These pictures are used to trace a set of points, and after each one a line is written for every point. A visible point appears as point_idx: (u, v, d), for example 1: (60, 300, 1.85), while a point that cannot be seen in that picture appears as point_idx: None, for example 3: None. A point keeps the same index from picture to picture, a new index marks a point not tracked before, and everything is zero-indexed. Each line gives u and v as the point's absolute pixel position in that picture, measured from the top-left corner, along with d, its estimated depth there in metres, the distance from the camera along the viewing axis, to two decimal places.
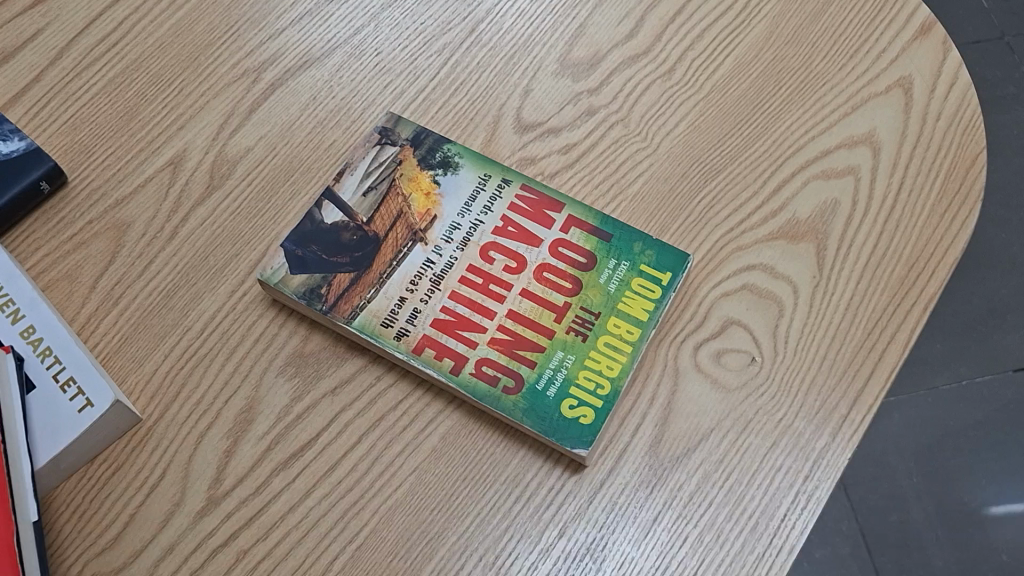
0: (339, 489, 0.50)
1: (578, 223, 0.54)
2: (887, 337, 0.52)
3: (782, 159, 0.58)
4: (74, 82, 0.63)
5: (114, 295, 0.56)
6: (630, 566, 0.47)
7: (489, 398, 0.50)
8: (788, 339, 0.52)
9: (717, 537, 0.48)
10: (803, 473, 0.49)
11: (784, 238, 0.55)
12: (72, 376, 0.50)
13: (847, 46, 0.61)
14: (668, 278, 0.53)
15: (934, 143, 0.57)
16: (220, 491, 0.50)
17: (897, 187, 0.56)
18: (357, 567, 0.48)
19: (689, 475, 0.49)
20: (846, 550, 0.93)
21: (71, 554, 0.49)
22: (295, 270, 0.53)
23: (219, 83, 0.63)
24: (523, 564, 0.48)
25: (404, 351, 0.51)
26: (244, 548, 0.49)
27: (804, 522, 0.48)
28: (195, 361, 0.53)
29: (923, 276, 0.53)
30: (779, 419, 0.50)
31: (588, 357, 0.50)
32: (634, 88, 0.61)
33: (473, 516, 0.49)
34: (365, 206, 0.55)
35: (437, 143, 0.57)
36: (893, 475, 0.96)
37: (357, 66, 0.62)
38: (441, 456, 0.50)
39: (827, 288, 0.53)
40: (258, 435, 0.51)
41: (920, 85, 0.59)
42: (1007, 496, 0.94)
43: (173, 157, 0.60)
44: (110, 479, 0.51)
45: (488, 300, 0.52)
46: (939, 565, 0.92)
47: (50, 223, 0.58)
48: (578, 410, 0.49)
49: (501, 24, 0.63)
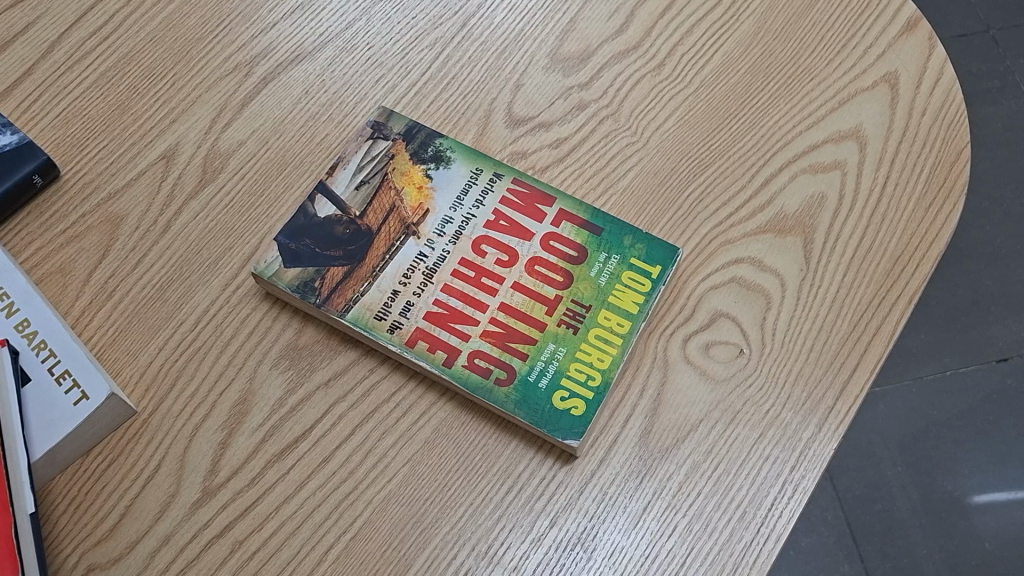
0: (333, 480, 0.50)
1: (569, 217, 0.55)
2: (873, 329, 0.53)
3: (770, 153, 0.58)
4: (66, 75, 0.63)
5: (108, 289, 0.56)
6: (620, 554, 0.48)
7: (481, 390, 0.50)
8: (775, 331, 0.53)
9: (706, 526, 0.48)
10: (790, 464, 0.50)
11: (772, 232, 0.56)
12: (67, 369, 0.50)
13: (835, 42, 0.62)
14: (658, 271, 0.53)
15: (920, 137, 0.58)
16: (215, 483, 0.50)
17: (883, 182, 0.57)
18: (350, 557, 0.49)
19: (678, 466, 0.50)
20: (832, 539, 0.94)
21: (68, 546, 0.49)
22: (288, 263, 0.53)
23: (211, 77, 0.63)
24: (515, 553, 0.48)
25: (397, 344, 0.51)
26: (240, 539, 0.49)
27: (791, 512, 0.49)
28: (190, 354, 0.54)
29: (909, 269, 0.54)
30: (767, 410, 0.51)
31: (579, 349, 0.51)
32: (623, 83, 0.61)
33: (467, 507, 0.50)
34: (358, 200, 0.56)
35: (429, 137, 0.58)
36: (878, 465, 0.97)
37: (349, 61, 0.63)
38: (434, 447, 0.51)
39: (815, 280, 0.54)
40: (253, 427, 0.52)
41: (906, 80, 0.60)
42: (989, 486, 0.96)
43: (166, 151, 0.60)
44: (106, 472, 0.51)
45: (480, 293, 0.53)
46: (924, 553, 0.94)
47: (43, 217, 0.58)
48: (569, 401, 0.49)
49: (492, 19, 0.64)
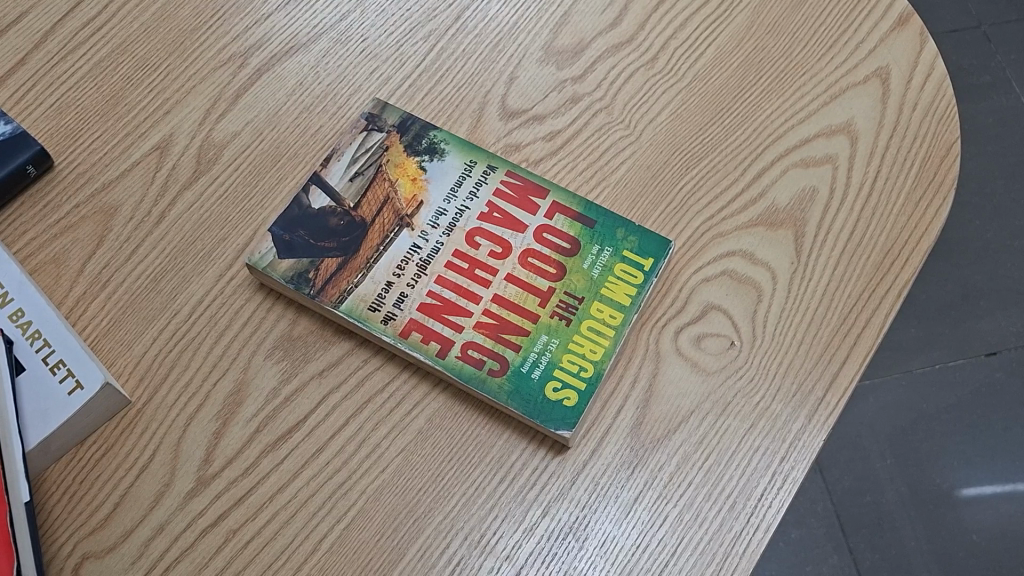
0: (327, 471, 0.50)
1: (562, 209, 0.55)
2: (863, 321, 0.53)
3: (762, 147, 0.59)
4: (60, 65, 0.63)
5: (102, 279, 0.56)
6: (612, 544, 0.49)
7: (475, 381, 0.50)
8: (766, 323, 0.53)
9: (696, 516, 0.49)
10: (780, 454, 0.50)
11: (764, 225, 0.56)
12: (61, 359, 0.51)
13: (827, 36, 0.62)
14: (650, 263, 0.54)
15: (910, 132, 0.59)
16: (210, 473, 0.51)
17: (873, 176, 0.57)
18: (344, 546, 0.49)
19: (669, 456, 0.50)
20: (821, 530, 0.95)
21: (63, 534, 0.49)
22: (282, 254, 0.53)
23: (205, 67, 0.63)
24: (507, 543, 0.49)
25: (391, 335, 0.52)
26: (234, 528, 0.49)
27: (781, 502, 0.49)
28: (184, 345, 0.54)
29: (898, 263, 0.55)
30: (757, 402, 0.52)
31: (572, 341, 0.51)
32: (617, 76, 0.61)
33: (459, 496, 0.50)
34: (352, 191, 0.56)
35: (423, 129, 0.58)
36: (868, 457, 0.98)
37: (343, 52, 0.63)
38: (427, 438, 0.51)
39: (805, 273, 0.55)
40: (247, 417, 0.52)
41: (897, 75, 0.60)
42: (977, 478, 0.97)
43: (160, 142, 0.60)
44: (100, 461, 0.51)
45: (474, 285, 0.53)
46: (911, 544, 0.94)
47: (37, 208, 0.58)
48: (562, 393, 0.50)
49: (486, 12, 0.64)
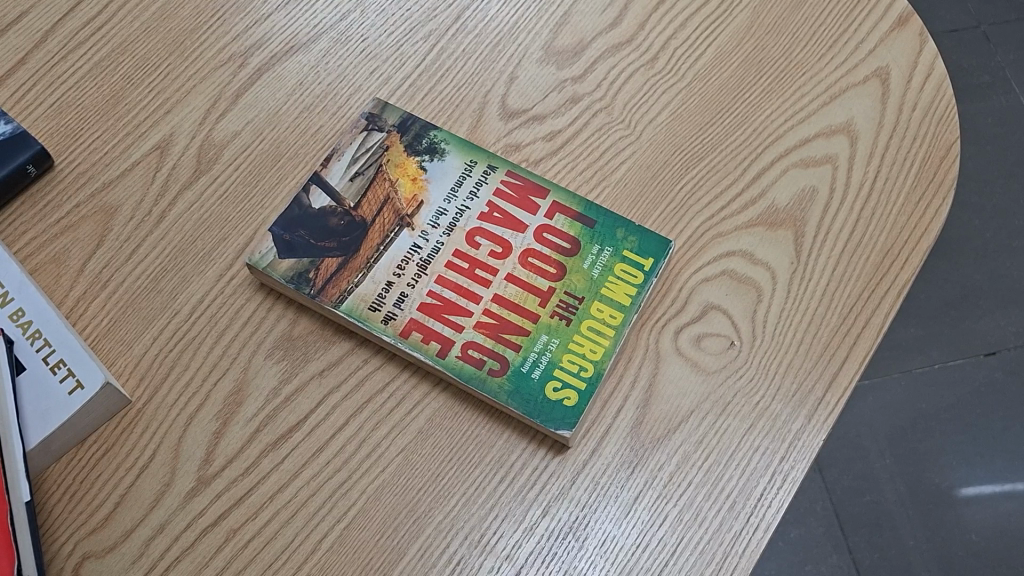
0: (327, 470, 0.51)
1: (562, 209, 0.55)
2: (863, 321, 0.53)
3: (762, 147, 0.59)
4: (60, 65, 0.63)
5: (102, 279, 0.56)
6: (612, 543, 0.49)
7: (475, 380, 0.50)
8: (766, 323, 0.54)
9: (696, 515, 0.49)
10: (780, 454, 0.50)
11: (763, 225, 0.56)
12: (62, 359, 0.51)
13: (827, 37, 0.62)
14: (650, 263, 0.54)
15: (910, 132, 0.59)
16: (210, 472, 0.51)
17: (873, 176, 0.57)
18: (344, 545, 0.49)
19: (669, 456, 0.50)
20: (820, 530, 0.95)
21: (63, 533, 0.50)
22: (282, 254, 0.53)
23: (205, 67, 0.63)
24: (507, 543, 0.49)
25: (391, 335, 0.52)
26: (235, 528, 0.49)
27: (780, 502, 0.49)
28: (184, 344, 0.54)
29: (898, 263, 0.55)
30: (757, 401, 0.52)
31: (572, 341, 0.51)
32: (617, 76, 0.61)
33: (459, 496, 0.50)
34: (353, 191, 0.56)
35: (423, 129, 0.58)
36: (867, 457, 0.98)
37: (343, 52, 0.63)
38: (427, 437, 0.51)
39: (805, 273, 0.55)
40: (247, 416, 0.52)
41: (897, 75, 0.60)
42: (976, 477, 0.97)
43: (160, 142, 0.60)
44: (101, 461, 0.51)
45: (474, 285, 0.53)
46: (910, 543, 0.95)
47: (37, 207, 0.58)
48: (562, 393, 0.50)
49: (486, 12, 0.64)
